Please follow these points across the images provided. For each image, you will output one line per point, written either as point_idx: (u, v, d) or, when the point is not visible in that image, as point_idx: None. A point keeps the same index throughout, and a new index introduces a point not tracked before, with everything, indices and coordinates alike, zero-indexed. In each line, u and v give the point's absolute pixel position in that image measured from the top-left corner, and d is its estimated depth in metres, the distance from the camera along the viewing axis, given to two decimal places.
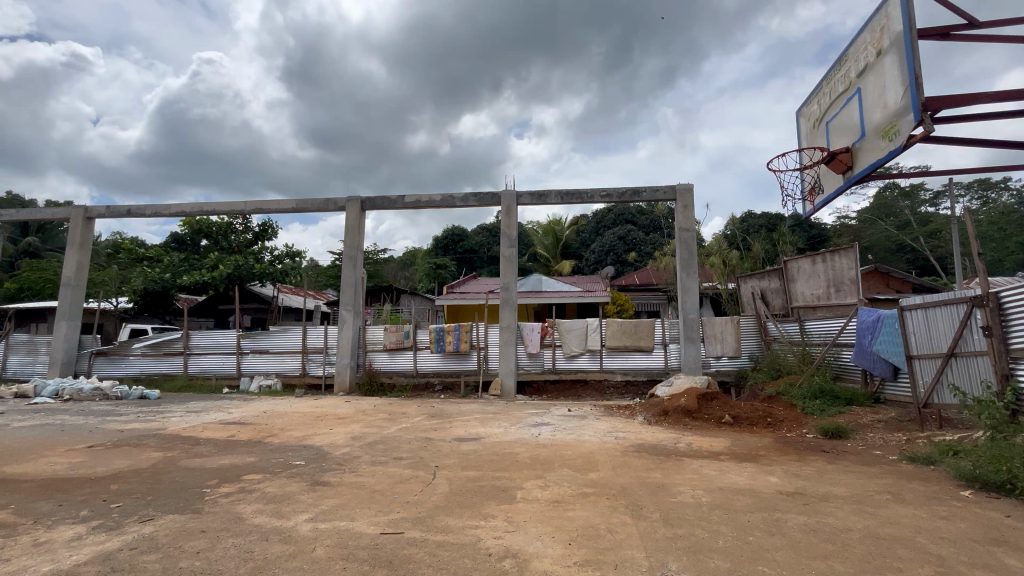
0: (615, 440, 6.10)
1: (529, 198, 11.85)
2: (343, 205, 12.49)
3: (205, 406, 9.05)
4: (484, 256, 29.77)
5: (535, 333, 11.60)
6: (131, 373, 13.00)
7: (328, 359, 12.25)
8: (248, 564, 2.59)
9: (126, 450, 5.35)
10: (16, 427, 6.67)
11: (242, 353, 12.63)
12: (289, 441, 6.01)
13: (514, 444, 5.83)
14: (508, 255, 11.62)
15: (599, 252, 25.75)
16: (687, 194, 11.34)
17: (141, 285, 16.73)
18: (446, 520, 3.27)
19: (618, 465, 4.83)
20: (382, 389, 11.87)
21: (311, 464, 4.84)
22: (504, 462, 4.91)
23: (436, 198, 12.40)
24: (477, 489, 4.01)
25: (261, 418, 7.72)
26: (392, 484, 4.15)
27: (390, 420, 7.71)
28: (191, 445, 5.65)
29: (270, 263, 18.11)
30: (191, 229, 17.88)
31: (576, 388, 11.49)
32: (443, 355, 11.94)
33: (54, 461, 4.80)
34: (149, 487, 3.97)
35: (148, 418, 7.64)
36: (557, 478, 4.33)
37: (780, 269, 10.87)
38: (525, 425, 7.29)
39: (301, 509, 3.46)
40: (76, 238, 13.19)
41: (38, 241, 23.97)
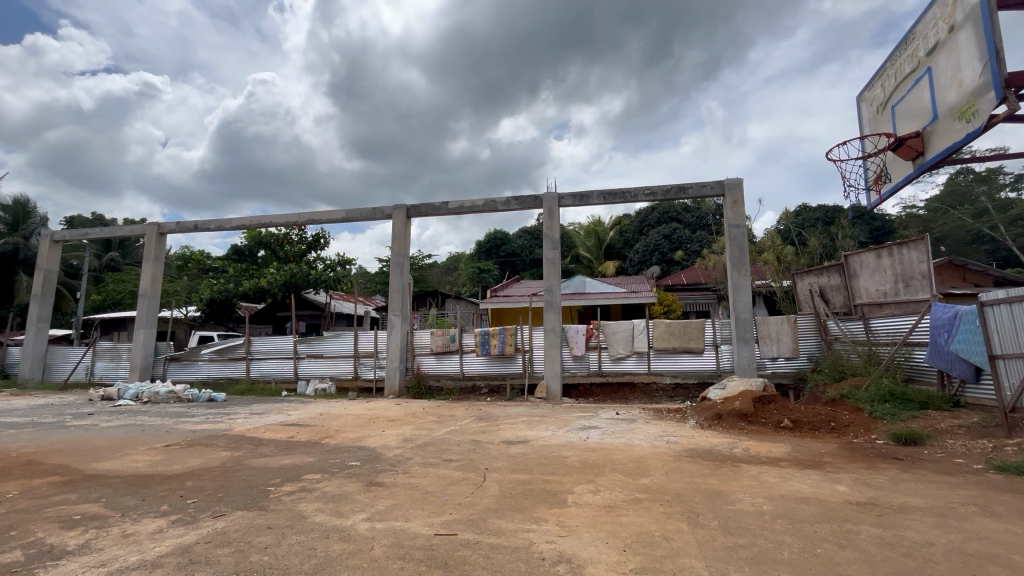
0: (667, 444, 5.93)
1: (570, 199, 11.79)
2: (390, 213, 12.88)
3: (267, 409, 9.57)
4: (526, 259, 29.76)
5: (580, 335, 11.50)
6: (200, 377, 13.92)
7: (378, 363, 12.65)
8: (312, 560, 2.70)
9: (198, 449, 5.72)
10: (103, 427, 7.30)
11: (299, 358, 13.25)
12: (345, 442, 6.23)
13: (562, 447, 5.79)
14: (551, 257, 11.58)
15: (643, 251, 25.17)
16: (736, 189, 10.92)
17: (208, 295, 17.90)
18: (498, 522, 3.29)
19: (671, 470, 4.69)
20: (430, 392, 12.11)
21: (366, 465, 5.00)
22: (553, 466, 4.89)
23: (478, 203, 12.56)
24: (528, 492, 4.00)
25: (318, 420, 8.06)
26: (444, 485, 4.22)
27: (439, 423, 7.83)
28: (255, 445, 5.98)
29: (322, 271, 18.90)
30: (251, 241, 18.99)
31: (623, 392, 11.28)
32: (489, 358, 12.03)
33: (137, 459, 5.22)
34: (219, 485, 4.22)
35: (217, 420, 8.16)
36: (608, 483, 4.26)
37: (841, 264, 10.25)
38: (573, 428, 7.22)
39: (359, 509, 3.57)
40: (151, 253, 14.29)
41: (119, 256, 26.16)
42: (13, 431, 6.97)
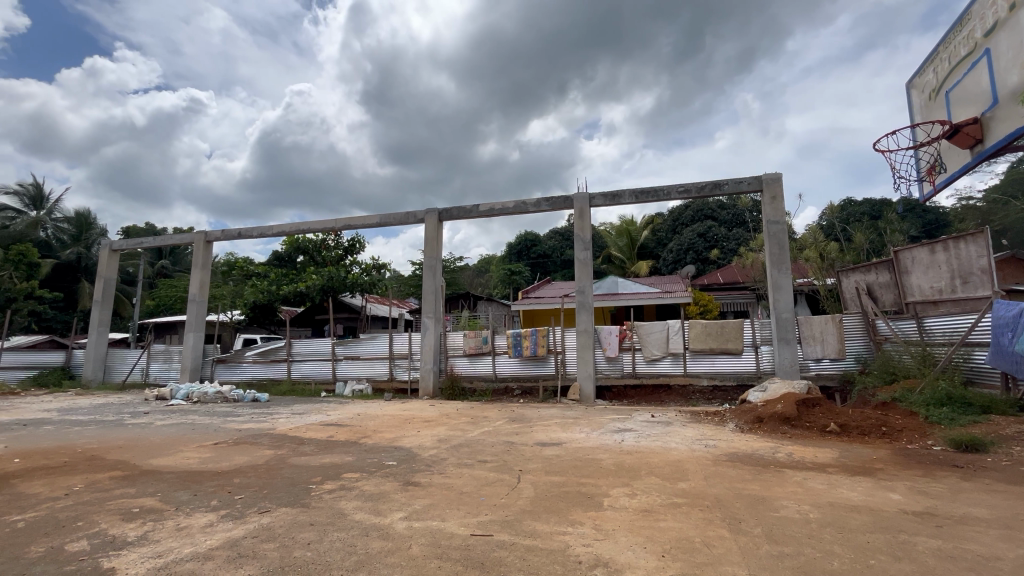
0: (706, 448, 5.76)
1: (602, 198, 11.68)
2: (422, 217, 13.09)
3: (307, 409, 9.90)
4: (557, 260, 29.63)
5: (613, 336, 11.36)
6: (245, 378, 14.53)
7: (412, 364, 12.86)
8: (353, 557, 2.77)
9: (244, 447, 5.97)
10: (158, 426, 7.72)
11: (337, 360, 13.64)
12: (381, 442, 6.35)
13: (597, 450, 5.73)
14: (583, 258, 11.49)
15: (677, 251, 24.63)
16: (775, 184, 10.54)
17: (252, 299, 18.67)
18: (534, 524, 3.28)
19: (711, 475, 4.56)
20: (464, 393, 12.22)
21: (403, 464, 5.09)
22: (588, 468, 4.84)
23: (509, 205, 12.60)
24: (563, 494, 3.97)
25: (356, 421, 8.26)
26: (479, 486, 4.25)
27: (473, 424, 7.89)
28: (296, 444, 6.17)
29: (358, 275, 19.39)
30: (291, 247, 19.68)
31: (658, 394, 11.06)
32: (521, 359, 12.04)
33: (189, 455, 5.49)
34: (264, 482, 4.39)
35: (261, 419, 8.48)
36: (645, 487, 4.18)
37: (890, 260, 9.73)
38: (607, 430, 7.13)
39: (397, 508, 3.64)
40: (199, 260, 15.01)
41: (169, 263, 27.63)
42: (78, 428, 7.46)
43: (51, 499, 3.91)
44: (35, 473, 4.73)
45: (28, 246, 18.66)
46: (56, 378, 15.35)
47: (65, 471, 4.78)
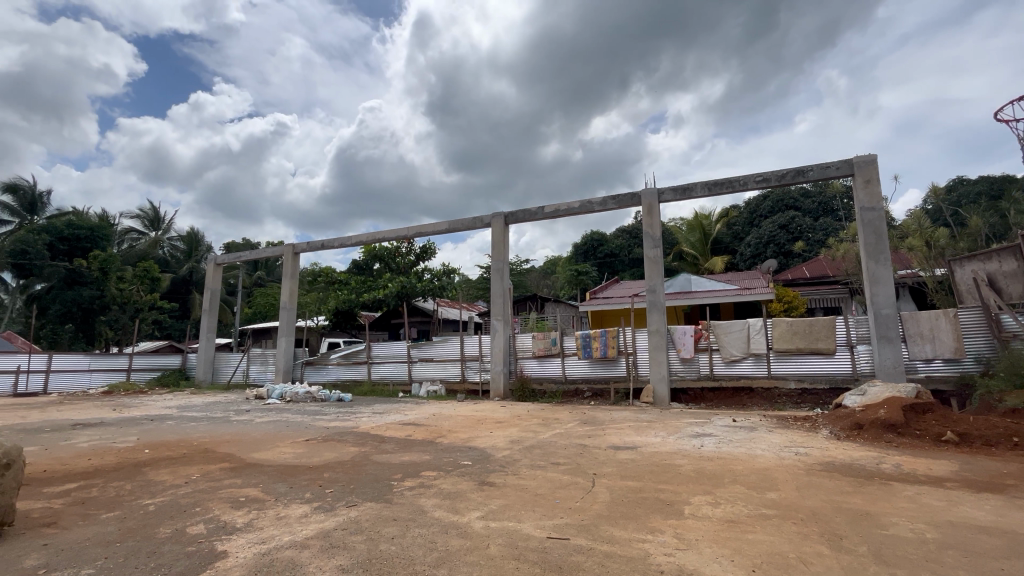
0: (796, 456, 5.34)
1: (671, 193, 11.24)
2: (489, 221, 13.34)
3: (387, 409, 10.43)
4: (625, 259, 28.89)
5: (688, 336, 10.88)
6: (331, 379, 15.57)
7: (483, 366, 13.12)
8: (434, 554, 2.86)
9: (331, 444, 6.39)
10: (259, 422, 8.50)
11: (412, 362, 14.23)
12: (456, 442, 6.51)
13: (674, 455, 5.49)
14: (652, 255, 11.11)
15: (756, 244, 23.14)
16: (870, 166, 9.57)
17: (335, 305, 20.02)
18: (611, 530, 3.20)
19: (805, 486, 4.20)
20: (534, 395, 12.24)
21: (478, 465, 5.19)
22: (666, 474, 4.65)
23: (574, 205, 12.49)
24: (639, 500, 3.85)
25: (433, 420, 8.57)
26: (554, 488, 4.23)
27: (545, 426, 7.88)
28: (378, 442, 6.51)
29: (429, 280, 20.18)
30: (369, 255, 20.93)
31: (740, 397, 10.40)
32: (591, 361, 11.87)
33: (285, 451, 5.98)
34: (350, 477, 4.67)
35: (346, 418, 9.04)
36: (729, 495, 3.94)
37: (1018, 246, 8.48)
38: (685, 435, 6.84)
39: (473, 507, 3.72)
40: (289, 270, 16.32)
41: (264, 273, 30.36)
42: (193, 423, 8.39)
43: (175, 486, 4.43)
44: (161, 463, 5.38)
45: (151, 263, 20.82)
46: (174, 379, 17.35)
47: (184, 462, 5.39)
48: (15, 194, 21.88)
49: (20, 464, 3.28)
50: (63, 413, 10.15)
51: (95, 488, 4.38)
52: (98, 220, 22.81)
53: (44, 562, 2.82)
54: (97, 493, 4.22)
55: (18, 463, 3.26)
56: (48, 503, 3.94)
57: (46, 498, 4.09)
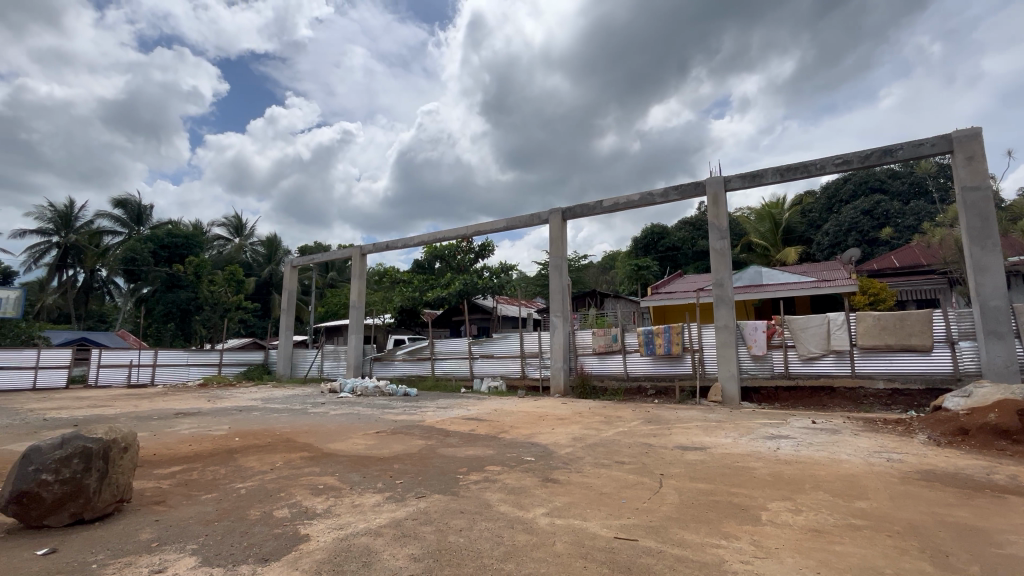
0: (888, 463, 4.88)
1: (739, 180, 10.65)
2: (546, 218, 13.29)
3: (450, 403, 10.71)
4: (688, 252, 27.76)
5: (759, 332, 10.26)
6: (397, 374, 16.23)
7: (543, 363, 13.11)
8: (501, 548, 2.89)
9: (400, 437, 6.67)
10: (334, 414, 9.05)
11: (473, 358, 14.54)
12: (517, 438, 6.56)
13: (748, 458, 5.21)
14: (719, 248, 10.58)
15: (835, 232, 21.40)
16: (972, 141, 8.54)
17: (400, 303, 20.88)
18: (682, 533, 3.09)
19: (900, 496, 3.83)
20: (595, 392, 12.06)
21: (540, 461, 5.19)
22: (739, 477, 4.42)
23: (634, 198, 12.15)
24: (711, 504, 3.68)
25: (495, 416, 8.70)
26: (619, 487, 4.15)
27: (607, 423, 7.75)
28: (444, 435, 6.70)
29: (489, 278, 21.16)
30: (431, 254, 22.04)
31: (820, 397, 9.68)
32: (654, 358, 11.52)
33: (358, 442, 6.31)
34: (418, 469, 4.84)
35: (413, 411, 9.40)
36: (812, 503, 3.67)
37: None
38: (758, 436, 6.46)
39: (538, 503, 3.73)
40: (357, 271, 17.17)
41: (336, 274, 32.27)
42: (276, 414, 9.07)
43: (263, 472, 4.81)
44: (250, 450, 5.86)
45: (237, 266, 22.53)
46: (259, 373, 18.82)
47: (269, 450, 5.84)
48: (124, 208, 24.66)
49: (136, 449, 3.69)
50: (168, 402, 11.33)
51: (196, 471, 4.85)
52: (192, 229, 25.21)
53: (157, 536, 3.15)
54: (198, 476, 4.67)
55: (134, 447, 3.67)
56: (158, 482, 4.41)
57: (156, 478, 4.59)
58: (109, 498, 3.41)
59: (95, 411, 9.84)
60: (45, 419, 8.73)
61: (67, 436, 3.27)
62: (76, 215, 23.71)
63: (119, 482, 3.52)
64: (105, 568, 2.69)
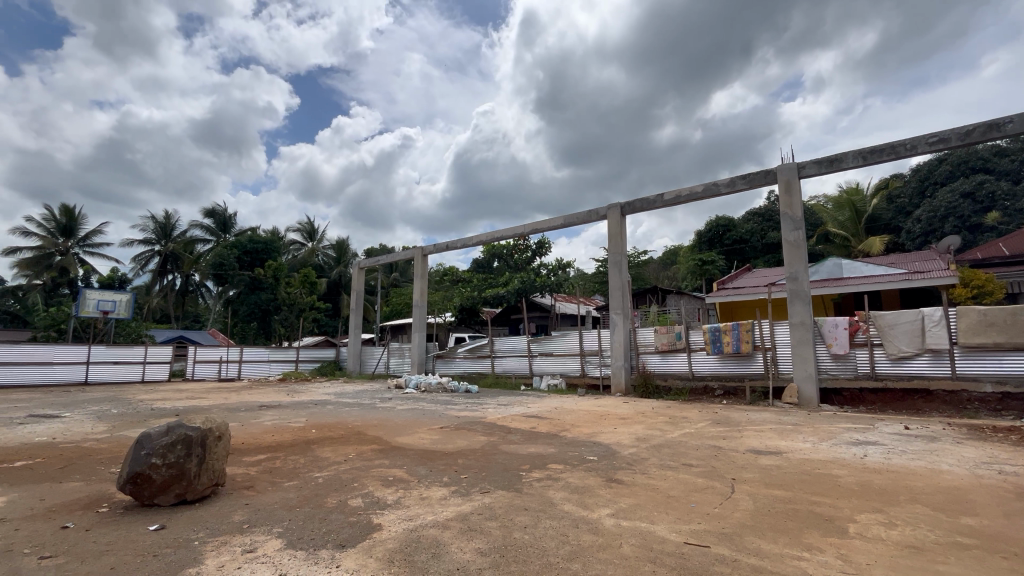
0: (1000, 476, 4.34)
1: (815, 166, 9.89)
2: (604, 213, 13.05)
3: (510, 401, 10.79)
4: (757, 245, 26.24)
5: (840, 329, 9.52)
6: (458, 371, 16.62)
7: (603, 361, 12.92)
8: (567, 547, 2.88)
9: (463, 432, 6.81)
10: (400, 409, 9.42)
11: (533, 356, 14.58)
12: (579, 437, 6.49)
13: (830, 465, 4.83)
14: (793, 239, 9.90)
15: (929, 219, 19.31)
16: None
17: (460, 302, 21.37)
18: (757, 542, 2.93)
19: (1017, 514, 3.38)
20: (658, 392, 11.69)
21: (603, 461, 5.11)
22: (822, 485, 4.11)
23: (697, 188, 11.64)
24: (790, 512, 3.45)
25: (555, 414, 8.67)
26: (687, 491, 3.99)
27: (672, 424, 7.48)
28: (505, 432, 6.78)
29: (546, 275, 21.48)
30: (489, 254, 22.69)
31: (913, 400, 8.81)
32: (722, 356, 10.99)
33: (423, 436, 6.52)
34: (482, 465, 4.92)
35: (475, 408, 9.59)
36: (908, 517, 3.34)
37: None
38: (841, 442, 5.97)
39: (603, 504, 3.67)
40: (419, 271, 17.75)
41: (399, 275, 33.66)
42: (347, 408, 9.59)
43: (338, 462, 5.12)
44: (324, 442, 6.22)
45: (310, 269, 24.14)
46: (331, 369, 20.01)
47: (342, 442, 6.18)
48: (212, 217, 27.01)
49: (229, 438, 4.03)
50: (253, 396, 12.30)
51: (279, 460, 5.23)
52: (270, 235, 27.17)
53: (248, 518, 3.43)
54: (281, 464, 5.04)
55: (226, 436, 4.00)
56: (247, 469, 4.80)
57: (245, 465, 5.00)
58: (207, 482, 3.75)
59: (192, 402, 10.89)
60: (151, 409, 9.77)
61: (171, 424, 3.63)
62: (173, 225, 26.27)
63: (215, 467, 3.87)
64: (205, 544, 2.96)
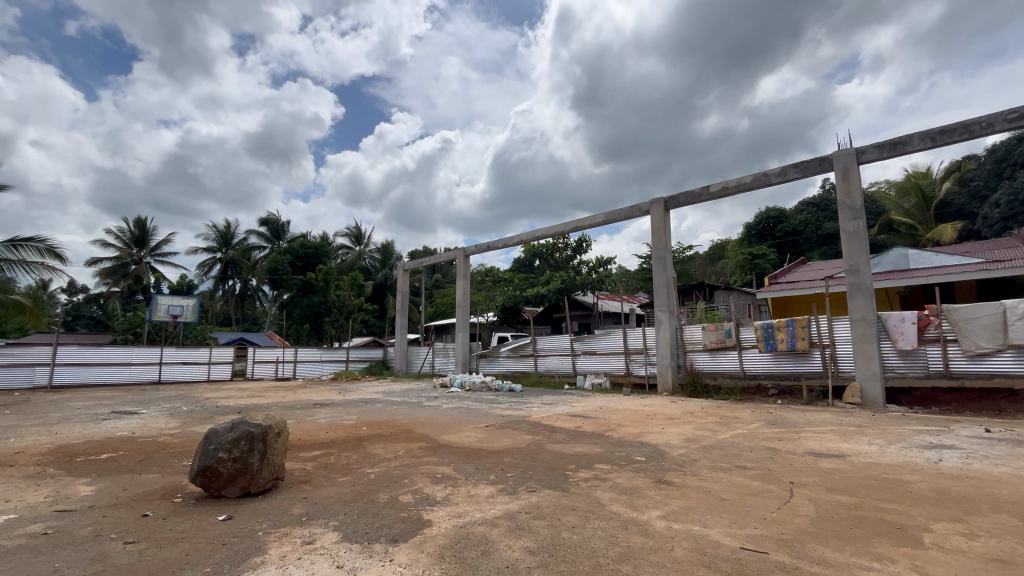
0: None
1: (876, 150, 9.26)
2: (647, 209, 12.75)
3: (554, 400, 10.74)
4: (812, 236, 24.92)
5: (908, 324, 8.88)
6: (502, 370, 16.75)
7: (648, 359, 12.64)
8: (616, 548, 2.83)
9: (508, 431, 6.86)
10: (446, 408, 9.59)
11: (576, 355, 14.47)
12: (626, 437, 6.37)
13: (901, 469, 4.51)
14: (852, 229, 9.32)
15: (1008, 202, 17.64)
16: None
17: (502, 301, 21.54)
18: (821, 550, 2.77)
19: None
20: (707, 391, 11.30)
21: (651, 461, 5.00)
22: (891, 491, 3.84)
23: (746, 179, 11.16)
24: (856, 520, 3.25)
25: (600, 413, 8.56)
26: (742, 494, 3.85)
27: (724, 424, 7.23)
28: (550, 431, 6.76)
29: (587, 273, 21.26)
30: (529, 253, 22.72)
31: (994, 401, 8.08)
32: (776, 354, 10.49)
33: (470, 435, 6.61)
34: (528, 464, 4.93)
35: (519, 407, 9.63)
36: (993, 528, 3.06)
37: None
38: (912, 445, 5.55)
39: (652, 505, 3.59)
40: (462, 272, 18.00)
41: (441, 276, 34.29)
42: (396, 406, 9.87)
43: (388, 459, 5.28)
44: (375, 438, 6.43)
45: (357, 272, 25.01)
46: (379, 368, 20.65)
47: (392, 439, 6.36)
48: (267, 225, 28.51)
49: (287, 434, 4.23)
50: (308, 394, 12.88)
51: (333, 455, 5.45)
52: (320, 240, 28.33)
53: (306, 511, 3.60)
54: (335, 460, 5.25)
55: (285, 433, 4.20)
56: (304, 464, 5.03)
57: (303, 460, 5.24)
58: (268, 476, 3.96)
59: (252, 400, 11.55)
60: (217, 406, 10.41)
61: (236, 421, 3.85)
62: (232, 234, 27.90)
63: (276, 462, 4.08)
64: (268, 535, 3.13)
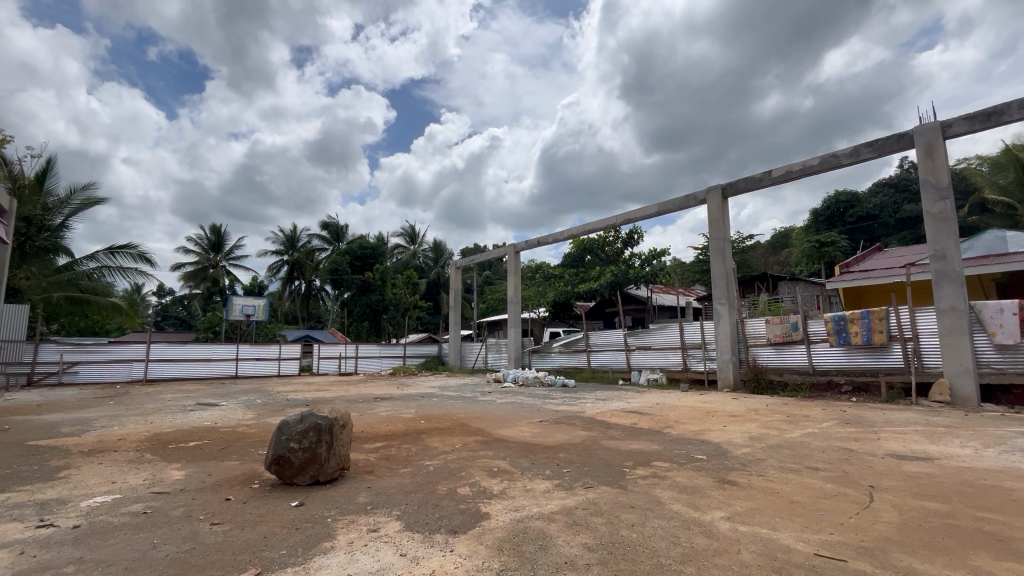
0: None
1: (965, 122, 8.37)
2: (703, 197, 12.24)
3: (609, 396, 10.60)
4: (889, 220, 23.01)
5: (1006, 315, 7.99)
6: (554, 365, 16.74)
7: (707, 354, 12.16)
8: (678, 549, 2.75)
9: (562, 426, 6.83)
10: (500, 403, 9.72)
11: (630, 350, 14.18)
12: (685, 434, 6.18)
13: (1002, 475, 4.05)
14: (938, 211, 8.51)
15: None
16: None
17: (554, 297, 21.51)
18: (907, 560, 2.56)
19: None
20: (772, 387, 10.72)
21: (713, 460, 4.81)
22: (989, 499, 3.48)
23: (812, 161, 10.43)
24: (948, 529, 2.97)
25: (657, 409, 8.36)
26: (815, 497, 3.62)
27: (791, 423, 6.83)
28: (606, 427, 6.67)
29: (640, 266, 20.76)
30: (579, 248, 22.51)
31: None
32: (849, 349, 9.78)
33: (524, 429, 6.65)
34: (583, 459, 4.90)
35: (572, 402, 9.58)
36: None
37: None
38: (1014, 449, 4.99)
39: (716, 505, 3.46)
40: (512, 267, 18.12)
41: (491, 272, 34.67)
42: (452, 401, 10.09)
43: (445, 452, 5.41)
44: (432, 432, 6.62)
45: (411, 270, 25.78)
46: (434, 364, 21.22)
47: (448, 433, 6.52)
48: (328, 228, 30.02)
49: (351, 427, 4.43)
50: (369, 389, 13.44)
51: (394, 447, 5.67)
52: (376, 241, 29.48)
53: (371, 500, 3.77)
54: (396, 451, 5.46)
55: (349, 425, 4.41)
56: (368, 455, 5.26)
57: (366, 451, 5.49)
58: (335, 465, 4.19)
59: (318, 394, 12.19)
60: (287, 399, 11.10)
61: (305, 413, 4.08)
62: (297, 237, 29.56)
63: (342, 452, 4.30)
64: (337, 522, 3.30)
